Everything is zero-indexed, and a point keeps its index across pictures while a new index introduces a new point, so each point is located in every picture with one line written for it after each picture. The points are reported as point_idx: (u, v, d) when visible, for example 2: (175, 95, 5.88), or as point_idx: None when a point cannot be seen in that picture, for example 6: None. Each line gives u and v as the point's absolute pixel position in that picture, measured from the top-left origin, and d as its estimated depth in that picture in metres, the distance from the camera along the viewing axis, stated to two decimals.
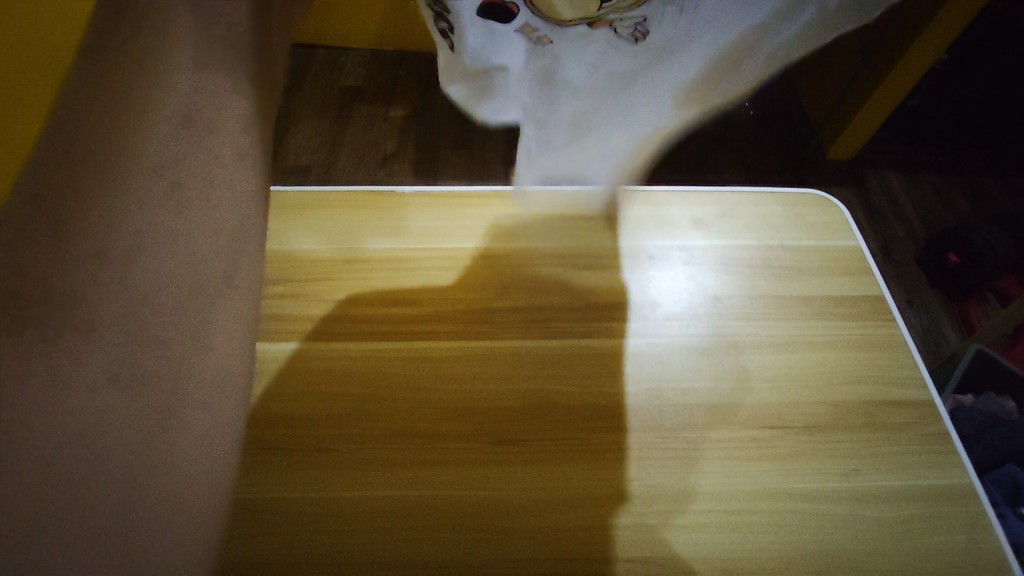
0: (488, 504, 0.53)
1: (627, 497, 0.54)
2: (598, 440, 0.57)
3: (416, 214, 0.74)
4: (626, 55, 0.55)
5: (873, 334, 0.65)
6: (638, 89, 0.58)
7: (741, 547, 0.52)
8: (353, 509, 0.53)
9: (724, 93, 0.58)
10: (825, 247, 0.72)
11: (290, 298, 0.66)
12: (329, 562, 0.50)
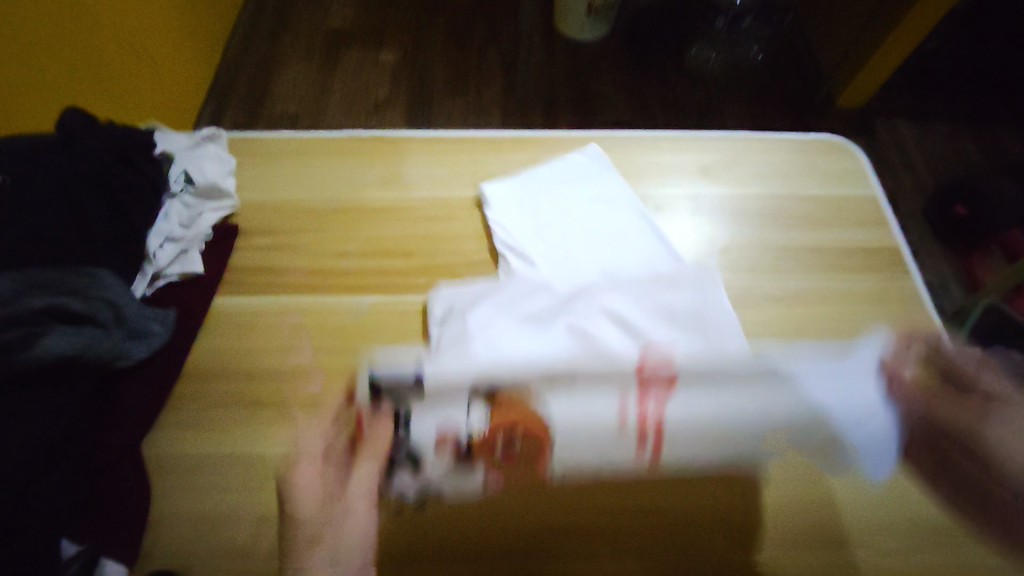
0: (540, 509, 0.52)
1: (680, 502, 0.52)
2: (661, 497, 0.53)
3: (413, 162, 0.71)
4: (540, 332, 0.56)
5: (883, 285, 0.63)
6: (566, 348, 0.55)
7: (758, 510, 0.53)
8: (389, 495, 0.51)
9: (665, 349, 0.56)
10: (839, 195, 0.69)
11: (279, 249, 0.64)
12: None
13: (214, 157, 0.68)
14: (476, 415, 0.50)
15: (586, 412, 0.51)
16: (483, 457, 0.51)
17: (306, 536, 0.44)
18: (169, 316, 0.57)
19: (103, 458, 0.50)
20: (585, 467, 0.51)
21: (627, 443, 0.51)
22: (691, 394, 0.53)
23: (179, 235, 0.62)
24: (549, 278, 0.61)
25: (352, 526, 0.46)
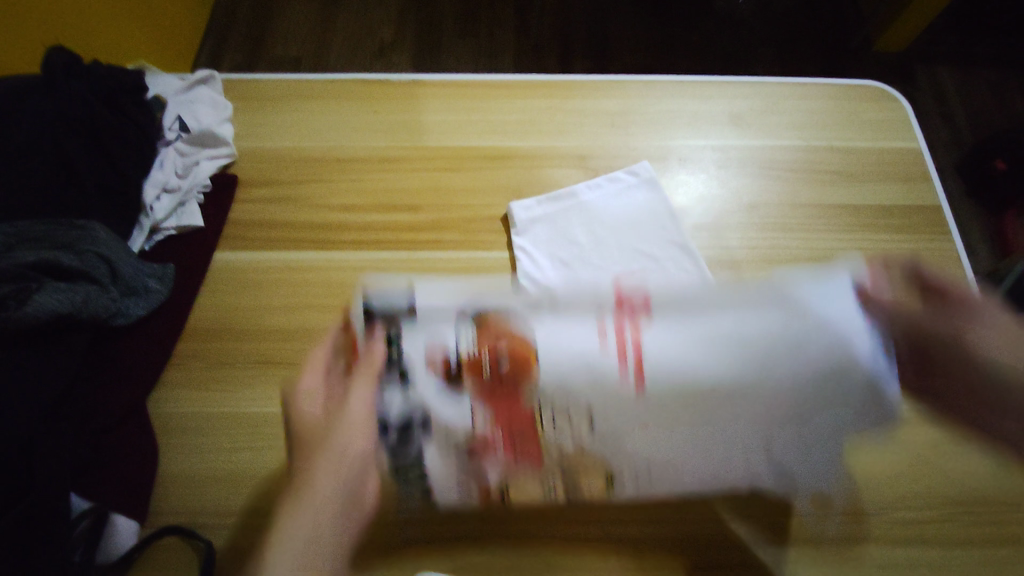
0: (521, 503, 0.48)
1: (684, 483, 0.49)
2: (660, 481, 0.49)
3: (418, 107, 0.66)
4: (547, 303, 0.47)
5: (922, 247, 0.59)
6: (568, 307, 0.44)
7: None
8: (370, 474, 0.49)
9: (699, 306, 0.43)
10: (879, 148, 0.64)
11: (278, 202, 0.61)
12: None
13: (209, 101, 0.64)
14: (466, 340, 0.41)
15: (565, 368, 0.39)
16: (468, 374, 0.41)
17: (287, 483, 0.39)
18: (168, 273, 0.55)
19: (106, 417, 0.49)
20: (569, 410, 0.39)
21: (634, 405, 0.39)
22: (686, 341, 0.39)
23: (174, 186, 0.59)
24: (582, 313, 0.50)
25: (321, 467, 0.40)
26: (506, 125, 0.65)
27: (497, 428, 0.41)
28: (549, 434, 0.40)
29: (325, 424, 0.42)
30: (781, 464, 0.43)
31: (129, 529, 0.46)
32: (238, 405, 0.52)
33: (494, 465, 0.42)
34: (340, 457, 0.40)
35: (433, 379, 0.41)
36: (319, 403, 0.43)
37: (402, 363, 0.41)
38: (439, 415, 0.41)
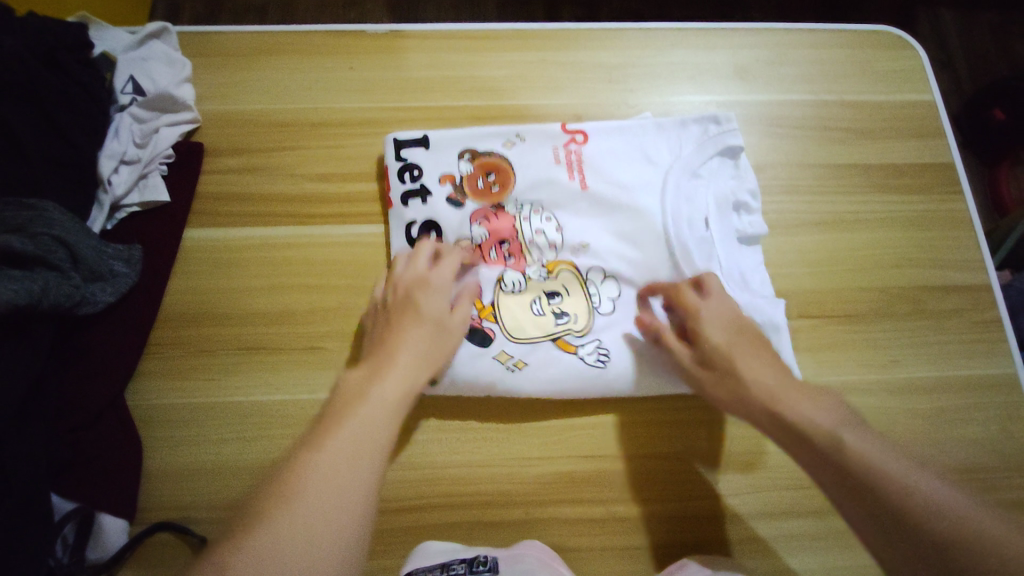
0: (511, 490, 0.48)
1: (678, 463, 0.49)
2: (653, 467, 0.49)
3: (399, 61, 0.60)
4: (530, 176, 0.54)
5: (931, 209, 0.57)
6: (537, 162, 0.55)
7: (773, 455, 0.50)
8: None
9: (633, 174, 0.55)
10: (892, 102, 0.60)
11: (251, 173, 0.56)
12: None
13: (162, 58, 0.57)
14: (467, 167, 0.54)
15: (533, 179, 0.54)
16: (473, 194, 0.54)
17: (374, 341, 0.46)
18: (134, 255, 0.51)
19: (81, 413, 0.46)
20: (546, 232, 0.53)
21: (579, 204, 0.54)
22: (623, 170, 0.55)
23: (134, 156, 0.53)
24: (563, 208, 0.54)
25: (403, 330, 0.45)
26: (495, 82, 0.60)
27: (488, 233, 0.53)
28: (523, 229, 0.53)
29: (421, 291, 0.47)
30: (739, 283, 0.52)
31: (116, 526, 0.44)
32: (220, 394, 0.49)
33: (488, 287, 0.51)
34: (423, 328, 0.46)
35: (437, 191, 0.53)
36: (413, 275, 0.48)
37: (411, 192, 0.53)
38: (445, 228, 0.53)
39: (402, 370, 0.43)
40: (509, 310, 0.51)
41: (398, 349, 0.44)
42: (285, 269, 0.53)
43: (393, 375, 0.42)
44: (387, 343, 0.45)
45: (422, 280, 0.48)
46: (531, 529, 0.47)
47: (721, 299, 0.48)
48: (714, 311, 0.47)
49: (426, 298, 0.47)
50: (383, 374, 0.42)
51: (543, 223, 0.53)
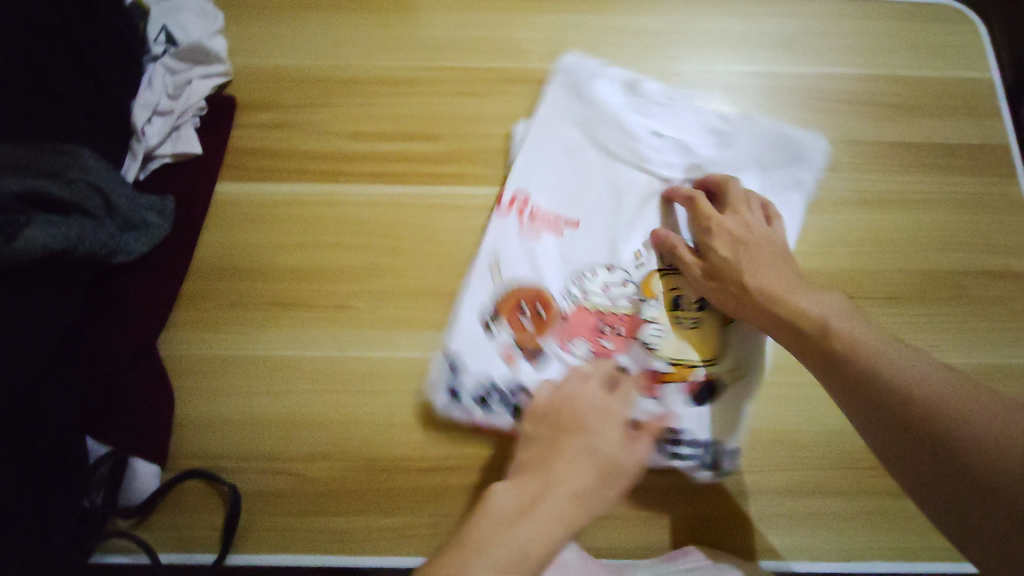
0: None
1: None
2: None
3: (433, 20, 0.59)
4: (518, 246, 0.50)
5: (976, 192, 0.55)
6: (522, 239, 0.50)
7: (806, 434, 0.48)
8: (383, 425, 0.48)
9: (598, 170, 0.53)
10: (944, 80, 0.58)
11: (282, 129, 0.55)
12: (366, 451, 0.47)
13: (195, 8, 0.56)
14: (502, 329, 0.47)
15: (530, 264, 0.49)
16: (536, 339, 0.47)
17: (538, 448, 0.41)
18: (167, 207, 0.51)
19: (114, 360, 0.47)
20: (601, 280, 0.49)
21: (589, 235, 0.51)
22: (580, 168, 0.53)
23: (167, 107, 0.53)
24: (574, 249, 0.50)
25: (570, 457, 0.40)
26: (532, 45, 0.58)
27: (590, 344, 0.47)
28: (598, 302, 0.49)
29: (603, 425, 0.42)
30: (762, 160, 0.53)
31: (149, 471, 0.45)
32: (249, 348, 0.49)
33: (642, 360, 0.47)
34: (588, 471, 0.40)
35: (500, 366, 0.47)
36: (594, 396, 0.43)
37: (476, 389, 0.46)
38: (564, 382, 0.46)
39: (553, 517, 0.37)
40: (682, 351, 0.47)
41: (561, 484, 0.39)
42: (315, 227, 0.52)
43: (550, 511, 0.37)
44: (551, 470, 0.40)
45: (603, 411, 0.43)
46: None
47: (744, 214, 0.48)
48: (728, 223, 0.48)
49: (605, 435, 0.41)
50: (543, 510, 0.37)
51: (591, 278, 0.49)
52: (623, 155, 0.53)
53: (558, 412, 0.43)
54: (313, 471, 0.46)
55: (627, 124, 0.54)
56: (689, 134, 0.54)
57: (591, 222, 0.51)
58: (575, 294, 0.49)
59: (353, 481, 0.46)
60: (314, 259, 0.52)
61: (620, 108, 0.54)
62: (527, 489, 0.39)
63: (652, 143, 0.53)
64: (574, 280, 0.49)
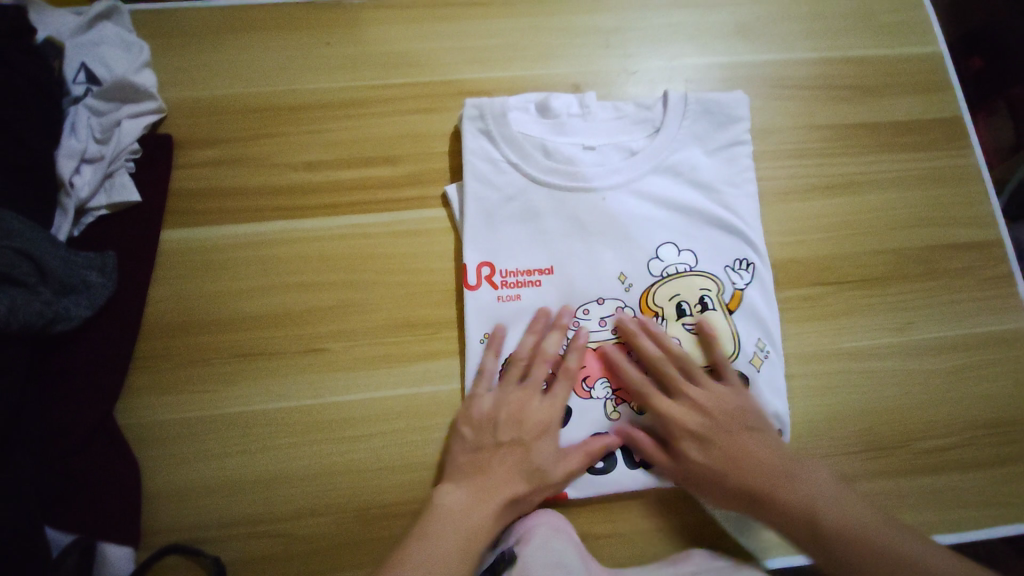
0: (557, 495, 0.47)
1: None
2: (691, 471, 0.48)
3: (377, 36, 0.56)
4: (503, 310, 0.48)
5: (939, 165, 0.55)
6: (507, 303, 0.48)
7: (804, 425, 0.48)
8: (373, 472, 0.45)
9: (555, 206, 0.49)
10: (897, 57, 0.58)
11: (227, 165, 0.52)
12: (357, 501, 0.44)
13: (116, 41, 0.52)
14: None
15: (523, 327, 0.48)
16: None
17: (474, 460, 0.43)
18: (109, 263, 0.47)
19: (69, 441, 0.43)
20: (602, 317, 0.48)
21: (566, 273, 0.49)
22: (532, 209, 0.49)
23: (96, 154, 0.48)
24: (555, 291, 0.48)
25: (505, 465, 0.42)
26: (485, 52, 0.56)
27: (611, 383, 0.47)
28: (603, 339, 0.48)
29: (535, 431, 0.43)
30: (711, 143, 0.52)
31: (122, 555, 0.42)
32: (217, 407, 0.46)
33: None
34: (522, 472, 0.42)
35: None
36: (524, 405, 0.44)
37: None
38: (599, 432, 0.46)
39: (496, 508, 0.41)
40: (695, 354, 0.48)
41: (499, 486, 0.42)
42: (276, 269, 0.49)
43: (495, 512, 0.41)
44: (488, 477, 0.42)
45: (536, 420, 0.44)
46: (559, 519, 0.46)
47: (693, 392, 0.45)
48: (685, 414, 0.44)
49: (539, 438, 0.43)
50: (481, 517, 0.40)
51: (592, 319, 0.48)
52: (573, 180, 0.50)
53: (495, 424, 0.44)
54: (304, 530, 0.44)
55: (569, 149, 0.50)
56: (617, 133, 0.51)
57: (562, 258, 0.49)
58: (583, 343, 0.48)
59: (347, 536, 0.44)
60: (279, 302, 0.48)
61: (556, 130, 0.51)
62: (470, 497, 0.41)
63: (600, 157, 0.51)
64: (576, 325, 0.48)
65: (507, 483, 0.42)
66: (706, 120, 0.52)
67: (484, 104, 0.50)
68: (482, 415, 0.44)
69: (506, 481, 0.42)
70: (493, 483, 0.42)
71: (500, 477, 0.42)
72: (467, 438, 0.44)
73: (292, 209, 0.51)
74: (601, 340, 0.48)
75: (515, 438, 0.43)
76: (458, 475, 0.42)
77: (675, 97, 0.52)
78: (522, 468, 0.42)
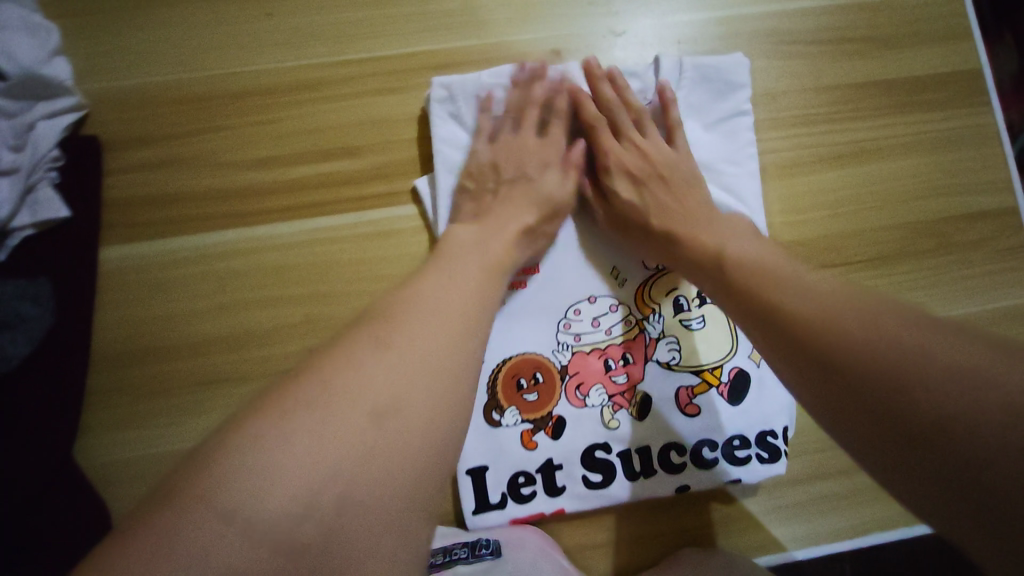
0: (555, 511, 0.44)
1: None
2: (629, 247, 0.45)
3: (323, 2, 0.48)
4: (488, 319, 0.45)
5: (955, 126, 0.50)
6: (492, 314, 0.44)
7: (809, 418, 0.46)
8: None
9: None
10: (914, 1, 0.51)
11: (165, 167, 0.45)
12: None
13: (17, 23, 0.44)
14: (509, 416, 0.43)
15: (510, 336, 0.44)
16: (549, 408, 0.43)
17: (477, 200, 0.43)
18: (42, 291, 0.42)
19: (25, 490, 0.39)
20: (594, 319, 0.45)
21: (553, 274, 0.45)
22: None
23: (10, 164, 0.42)
24: (542, 295, 0.45)
25: (512, 199, 0.43)
26: (451, 17, 0.49)
27: (606, 388, 0.44)
28: (596, 341, 0.44)
29: (540, 165, 0.45)
30: (707, 116, 0.47)
31: None
32: (185, 439, 0.42)
33: (659, 378, 0.44)
34: (530, 199, 0.43)
35: (519, 453, 0.43)
36: (525, 146, 0.45)
37: (503, 485, 0.43)
38: (596, 442, 0.43)
39: (513, 233, 0.41)
40: (696, 351, 0.44)
41: (512, 218, 0.42)
42: (234, 285, 0.44)
43: (507, 234, 0.41)
44: (494, 212, 0.42)
45: (535, 158, 0.45)
46: (555, 531, 0.44)
47: (639, 139, 0.45)
48: (627, 157, 0.45)
49: (543, 173, 0.44)
50: (489, 242, 0.40)
51: (584, 321, 0.45)
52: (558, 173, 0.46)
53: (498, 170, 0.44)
54: None
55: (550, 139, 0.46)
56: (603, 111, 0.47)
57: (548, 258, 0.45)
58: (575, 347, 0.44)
59: None
60: (242, 321, 0.44)
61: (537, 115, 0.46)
62: (480, 226, 0.41)
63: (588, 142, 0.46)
64: (566, 327, 0.44)
65: (518, 211, 0.43)
66: (702, 89, 0.47)
67: (452, 87, 0.45)
68: (483, 165, 0.44)
69: (517, 209, 0.43)
70: (505, 213, 0.42)
71: (506, 210, 0.42)
72: (467, 186, 0.44)
73: (245, 214, 0.45)
74: (595, 343, 0.44)
75: (523, 177, 0.44)
76: (470, 213, 0.42)
77: (667, 64, 0.46)
78: (529, 197, 0.43)
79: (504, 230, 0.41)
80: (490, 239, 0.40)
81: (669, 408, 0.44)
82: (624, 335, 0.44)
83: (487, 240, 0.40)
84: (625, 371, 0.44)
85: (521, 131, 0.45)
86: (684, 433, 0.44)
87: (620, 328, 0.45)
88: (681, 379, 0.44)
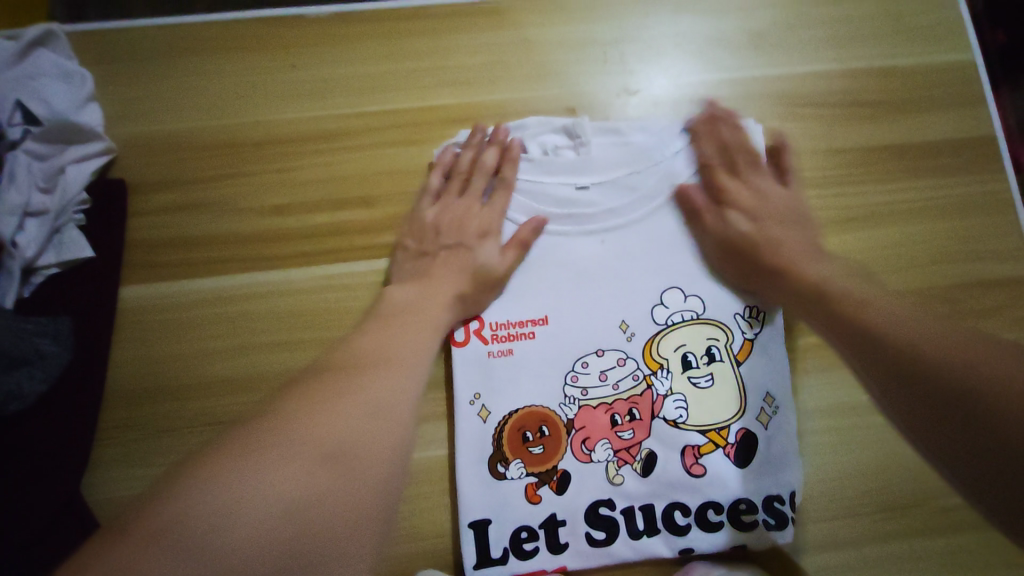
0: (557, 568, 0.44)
1: None
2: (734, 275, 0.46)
3: (347, 56, 0.49)
4: (496, 370, 0.45)
5: (969, 191, 0.50)
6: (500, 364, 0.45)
7: (817, 484, 0.45)
8: None
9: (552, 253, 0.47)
10: (926, 65, 0.52)
11: (189, 210, 0.47)
12: None
13: (55, 72, 0.46)
14: (513, 468, 0.43)
15: (516, 387, 0.44)
16: (555, 462, 0.43)
17: (415, 263, 0.45)
18: (62, 329, 0.43)
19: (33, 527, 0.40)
20: (602, 372, 0.45)
21: (562, 325, 0.45)
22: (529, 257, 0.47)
23: (41, 207, 0.44)
24: (551, 346, 0.45)
25: (448, 267, 0.45)
26: (468, 73, 0.50)
27: (612, 444, 0.44)
28: (604, 396, 0.44)
29: (477, 232, 0.46)
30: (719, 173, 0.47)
31: None
32: None
33: (666, 436, 0.44)
34: (462, 270, 0.45)
35: (523, 507, 0.43)
36: (467, 212, 0.46)
37: (506, 539, 0.43)
38: (600, 499, 0.43)
39: (445, 301, 0.43)
40: (702, 410, 0.44)
41: (441, 286, 0.44)
42: (249, 327, 0.45)
43: (438, 302, 0.43)
44: (431, 278, 0.44)
45: (476, 223, 0.46)
46: None
47: (753, 177, 0.47)
48: (741, 193, 0.47)
49: (480, 242, 0.46)
50: (416, 315, 0.42)
51: (592, 374, 0.45)
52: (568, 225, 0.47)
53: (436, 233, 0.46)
54: None
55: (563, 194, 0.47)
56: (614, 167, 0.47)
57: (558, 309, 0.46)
58: (582, 400, 0.44)
59: None
60: (254, 362, 0.45)
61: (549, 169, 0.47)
62: (417, 293, 0.43)
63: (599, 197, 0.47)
64: (574, 380, 0.45)
65: (450, 281, 0.44)
66: (712, 149, 0.48)
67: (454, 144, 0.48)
68: (424, 225, 0.46)
69: (450, 278, 0.44)
70: (439, 283, 0.44)
71: (438, 280, 0.44)
72: (409, 247, 0.46)
73: (262, 259, 0.46)
74: (603, 397, 0.44)
75: (462, 243, 0.46)
76: (408, 274, 0.45)
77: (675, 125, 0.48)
78: (463, 266, 0.45)
79: (428, 304, 0.43)
80: (415, 314, 0.42)
81: (676, 466, 0.43)
82: (631, 391, 0.44)
83: (414, 315, 0.42)
84: (632, 427, 0.44)
85: (466, 195, 0.47)
86: (689, 493, 0.43)
87: (628, 384, 0.45)
88: (688, 438, 0.44)
